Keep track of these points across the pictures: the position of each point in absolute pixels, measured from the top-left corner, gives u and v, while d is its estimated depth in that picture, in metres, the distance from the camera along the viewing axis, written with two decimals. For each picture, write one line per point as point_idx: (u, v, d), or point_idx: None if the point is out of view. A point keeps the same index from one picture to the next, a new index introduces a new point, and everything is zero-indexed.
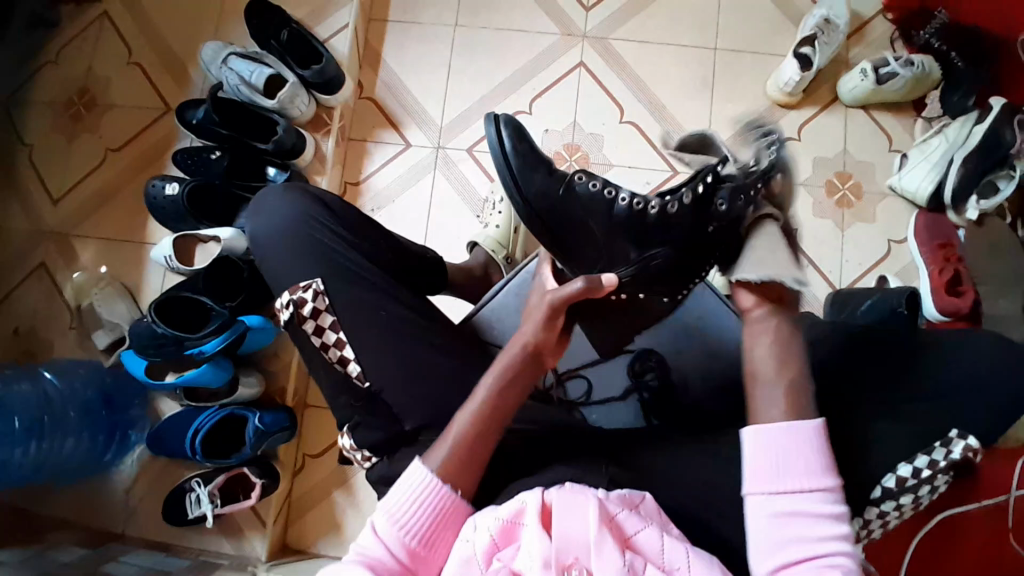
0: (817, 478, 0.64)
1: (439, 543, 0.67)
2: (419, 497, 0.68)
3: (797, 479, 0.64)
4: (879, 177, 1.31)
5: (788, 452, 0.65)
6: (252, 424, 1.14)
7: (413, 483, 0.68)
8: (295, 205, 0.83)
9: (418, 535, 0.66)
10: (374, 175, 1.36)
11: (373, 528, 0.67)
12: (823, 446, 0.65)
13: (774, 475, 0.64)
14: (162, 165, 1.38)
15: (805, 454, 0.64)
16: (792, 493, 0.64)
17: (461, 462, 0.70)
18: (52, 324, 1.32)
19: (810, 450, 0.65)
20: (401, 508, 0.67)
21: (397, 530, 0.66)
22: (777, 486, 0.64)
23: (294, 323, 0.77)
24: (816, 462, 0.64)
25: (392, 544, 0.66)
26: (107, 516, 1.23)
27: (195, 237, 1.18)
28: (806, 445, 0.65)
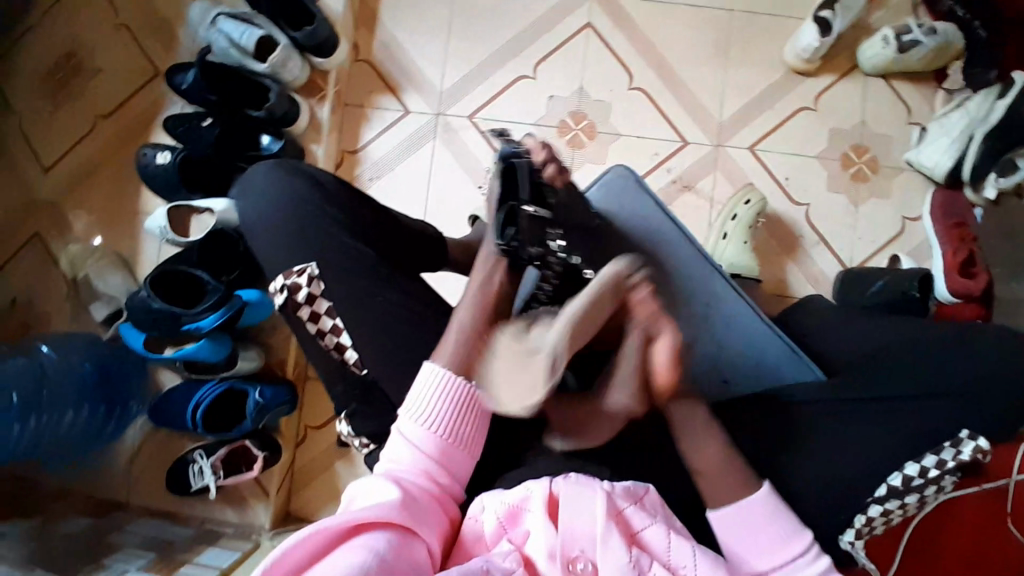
0: (783, 547, 0.65)
1: (461, 436, 0.68)
2: (439, 397, 0.68)
3: (766, 556, 0.65)
4: (896, 151, 1.26)
5: (750, 528, 0.66)
6: (252, 399, 1.13)
7: (428, 382, 0.68)
8: (288, 184, 0.79)
9: (443, 432, 0.67)
10: (372, 143, 1.31)
11: (401, 434, 0.68)
12: (781, 510, 0.66)
13: (746, 554, 0.65)
14: (152, 131, 1.33)
15: (764, 527, 0.66)
16: (768, 573, 0.64)
17: (468, 358, 0.69)
18: (48, 295, 1.30)
19: (770, 519, 0.66)
20: (424, 408, 0.68)
21: (424, 431, 0.67)
22: (761, 565, 0.65)
23: (290, 309, 0.74)
24: (779, 528, 0.66)
25: (421, 448, 0.67)
26: (111, 486, 1.25)
27: (189, 208, 1.14)
28: (760, 519, 0.66)
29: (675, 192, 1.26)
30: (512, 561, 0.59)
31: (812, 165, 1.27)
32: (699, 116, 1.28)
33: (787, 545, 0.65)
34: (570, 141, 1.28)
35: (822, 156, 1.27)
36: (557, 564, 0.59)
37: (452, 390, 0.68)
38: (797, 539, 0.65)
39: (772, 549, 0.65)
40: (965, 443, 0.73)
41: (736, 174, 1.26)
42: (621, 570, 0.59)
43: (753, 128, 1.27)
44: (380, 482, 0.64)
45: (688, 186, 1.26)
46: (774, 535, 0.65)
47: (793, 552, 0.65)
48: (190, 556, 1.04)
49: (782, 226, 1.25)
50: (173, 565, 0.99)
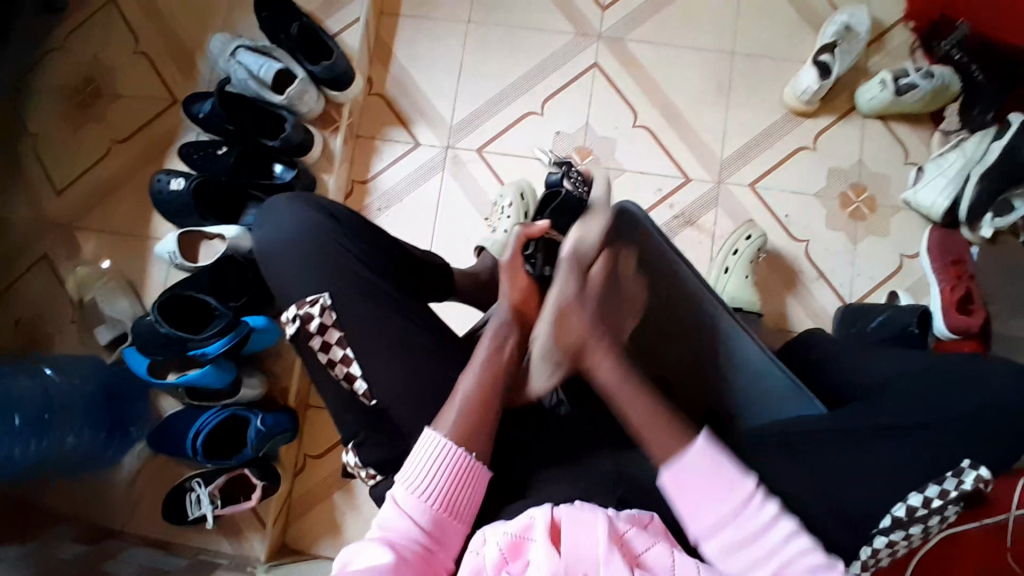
0: (730, 497, 0.66)
1: (456, 506, 0.68)
2: (433, 463, 0.68)
3: (721, 510, 0.66)
4: (894, 190, 1.29)
5: (700, 480, 0.67)
6: (254, 426, 1.13)
7: (425, 450, 0.69)
8: (302, 216, 0.79)
9: (436, 500, 0.67)
10: (381, 174, 1.34)
11: (393, 501, 0.68)
12: (721, 455, 0.68)
13: (702, 514, 0.66)
14: (165, 158, 1.36)
15: (710, 476, 0.67)
16: (724, 527, 0.65)
17: (472, 424, 0.70)
18: (53, 317, 1.31)
19: (713, 470, 0.67)
20: (418, 476, 0.68)
21: (417, 498, 0.67)
22: (709, 515, 0.66)
23: (301, 338, 0.74)
24: (722, 475, 0.67)
25: (415, 513, 0.66)
26: (105, 513, 1.23)
27: (201, 233, 1.17)
28: (703, 473, 0.67)
29: (678, 226, 1.29)
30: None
31: (812, 203, 1.29)
32: (702, 153, 1.31)
33: (732, 490, 0.66)
34: (576, 175, 1.31)
35: (821, 195, 1.30)
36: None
37: (448, 459, 0.68)
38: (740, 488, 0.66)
39: (720, 505, 0.66)
40: (965, 473, 0.74)
41: (737, 210, 1.29)
42: None
43: (754, 166, 1.30)
44: (371, 547, 0.64)
45: (691, 220, 1.29)
46: (716, 486, 0.66)
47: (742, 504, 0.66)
48: None
49: (783, 261, 1.27)
50: None
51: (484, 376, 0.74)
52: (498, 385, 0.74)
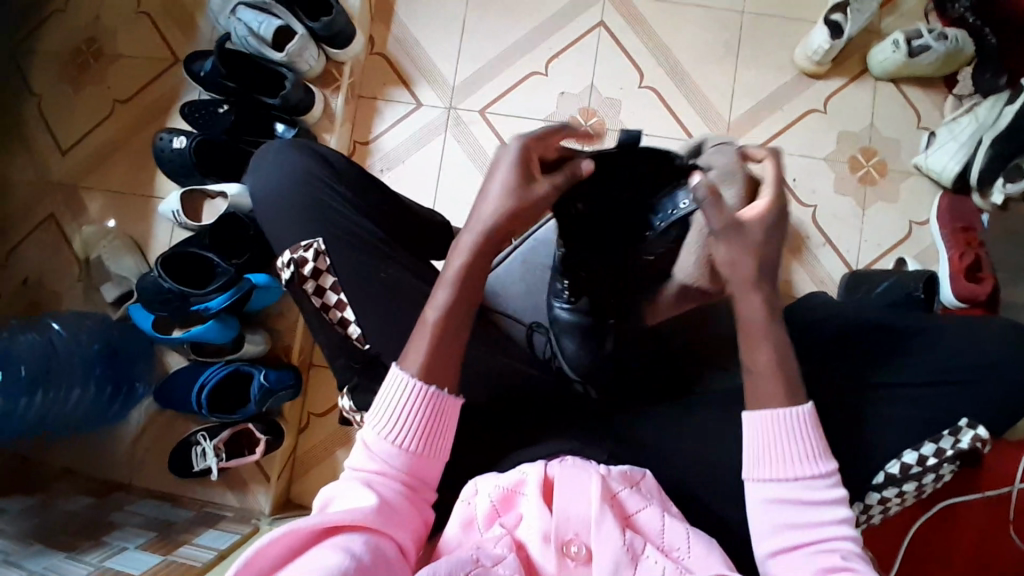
0: (807, 464, 0.65)
1: (434, 444, 0.66)
2: (402, 406, 0.65)
3: (793, 468, 0.65)
4: (904, 155, 1.27)
5: (784, 437, 0.66)
6: (256, 381, 1.15)
7: (394, 392, 0.66)
8: (296, 163, 0.79)
9: (410, 443, 0.65)
10: (383, 135, 1.33)
11: (364, 444, 0.66)
12: (816, 431, 0.66)
13: (772, 462, 0.66)
14: (168, 118, 1.35)
15: (794, 442, 0.65)
16: (787, 481, 0.65)
17: (436, 356, 0.67)
18: (60, 275, 1.32)
19: (803, 436, 0.66)
20: (388, 420, 0.65)
21: (388, 442, 0.65)
22: (778, 475, 0.65)
23: (296, 284, 0.74)
24: (810, 448, 0.65)
25: (387, 458, 0.64)
26: (114, 466, 1.26)
27: (203, 193, 1.18)
28: (794, 432, 0.66)
29: None
30: (503, 547, 0.54)
31: (819, 167, 1.27)
32: (708, 115, 1.29)
33: (813, 463, 0.65)
34: (580, 138, 1.29)
35: (829, 158, 1.27)
36: (550, 547, 0.55)
37: (417, 399, 0.65)
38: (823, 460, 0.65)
39: (798, 472, 0.65)
40: (962, 433, 0.73)
41: None
42: (616, 554, 0.53)
43: (762, 129, 1.28)
44: (352, 489, 0.63)
45: None
46: (797, 452, 0.65)
47: (816, 479, 0.65)
48: (190, 536, 1.07)
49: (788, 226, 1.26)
50: (174, 545, 1.02)
51: (454, 297, 0.69)
52: (466, 309, 0.69)
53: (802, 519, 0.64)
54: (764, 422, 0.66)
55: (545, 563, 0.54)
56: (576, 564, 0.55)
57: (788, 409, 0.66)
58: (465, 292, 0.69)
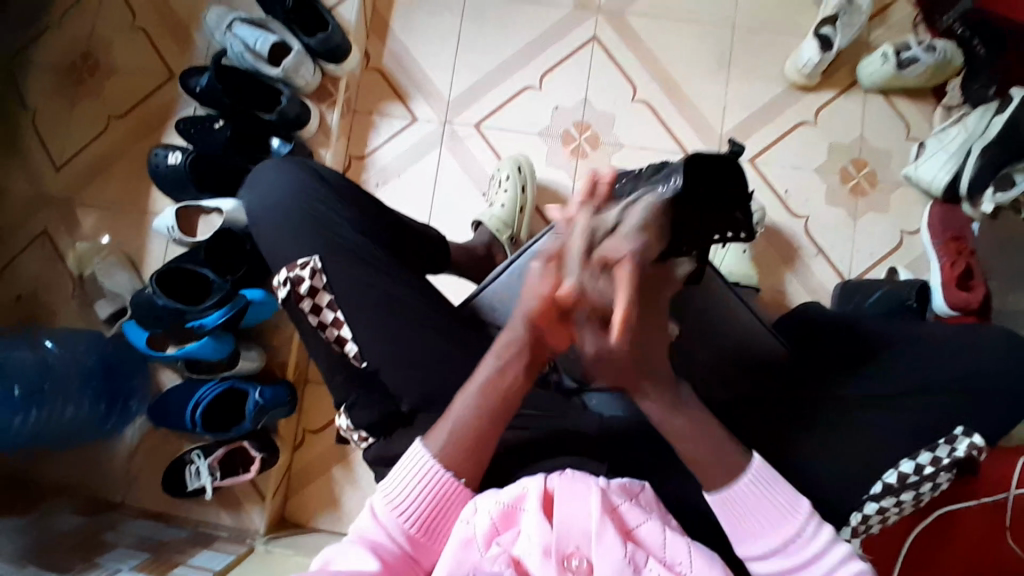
0: (780, 525, 0.63)
1: (438, 531, 0.64)
2: (420, 477, 0.64)
3: (774, 529, 0.63)
4: (895, 166, 1.28)
5: (746, 505, 0.64)
6: (252, 398, 1.14)
7: (414, 464, 0.65)
8: (293, 181, 0.79)
9: (417, 520, 0.63)
10: (378, 149, 1.33)
11: (372, 511, 0.64)
12: (778, 484, 0.65)
13: (756, 531, 0.64)
14: (163, 133, 1.36)
15: (762, 503, 0.64)
16: (778, 547, 0.63)
17: (462, 451, 0.65)
18: (54, 291, 1.32)
19: (765, 495, 0.64)
20: (401, 492, 0.64)
21: (396, 514, 0.63)
22: (761, 532, 0.64)
23: (293, 302, 0.74)
24: (780, 497, 0.64)
25: (391, 529, 0.63)
26: (107, 484, 1.25)
27: (198, 208, 1.18)
28: (757, 493, 0.64)
29: None
30: (500, 564, 0.54)
31: (811, 178, 1.28)
32: (701, 126, 1.30)
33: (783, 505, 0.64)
34: (574, 151, 1.30)
35: (820, 169, 1.29)
36: (551, 561, 0.54)
37: (435, 485, 0.64)
38: (799, 513, 0.63)
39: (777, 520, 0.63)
40: (959, 441, 0.73)
41: None
42: (617, 565, 0.54)
43: (755, 140, 1.30)
44: (353, 551, 0.60)
45: None
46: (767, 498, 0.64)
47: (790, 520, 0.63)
48: (183, 557, 1.06)
49: (781, 236, 1.27)
50: (167, 566, 1.01)
51: (484, 399, 0.67)
52: (494, 417, 0.66)
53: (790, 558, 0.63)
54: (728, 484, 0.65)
55: None
56: None
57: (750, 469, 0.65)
58: (504, 391, 0.67)
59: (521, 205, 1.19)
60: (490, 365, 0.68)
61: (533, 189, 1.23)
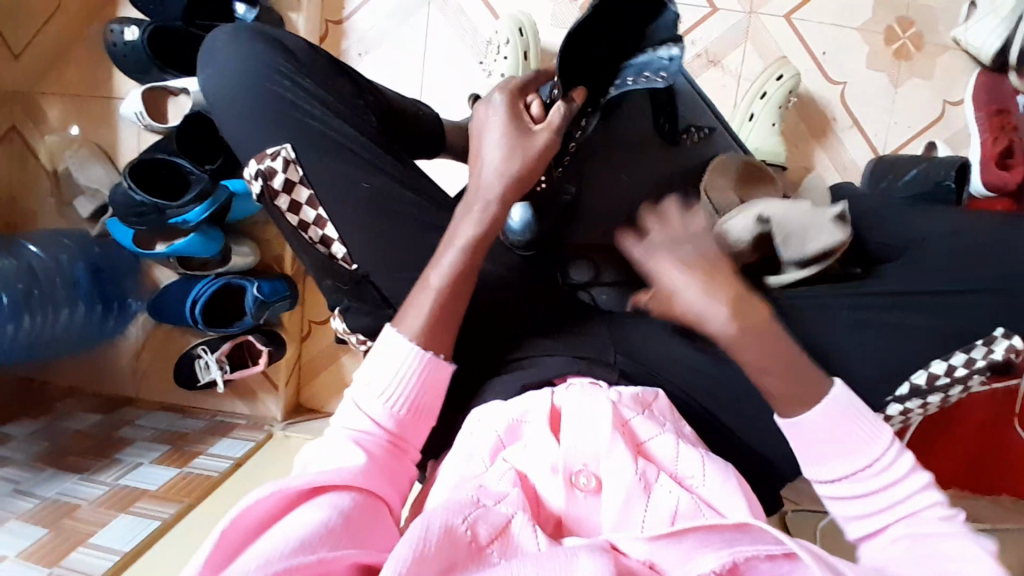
0: (856, 456, 0.53)
1: (424, 411, 0.59)
2: (401, 364, 0.58)
3: (847, 461, 0.53)
4: (945, 26, 1.12)
5: (824, 433, 0.53)
6: (250, 294, 1.10)
7: (391, 353, 0.58)
8: (250, 54, 0.69)
9: (406, 404, 0.58)
10: (357, 12, 1.18)
11: (356, 403, 0.58)
12: (857, 412, 0.53)
13: (827, 457, 0.53)
14: (118, 6, 1.20)
15: (840, 433, 0.53)
16: (847, 476, 0.53)
17: (441, 325, 0.60)
18: (31, 190, 1.25)
19: (845, 423, 0.53)
20: (385, 377, 0.58)
21: (382, 400, 0.57)
22: (838, 468, 0.53)
23: (268, 200, 0.67)
24: (855, 435, 0.53)
25: (379, 416, 0.57)
26: (119, 381, 1.27)
27: (164, 90, 1.08)
28: (837, 424, 0.53)
29: (699, 67, 1.16)
30: (507, 482, 0.51)
31: (850, 40, 1.14)
32: None
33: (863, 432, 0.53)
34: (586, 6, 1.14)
35: (863, 29, 1.13)
36: (558, 478, 0.51)
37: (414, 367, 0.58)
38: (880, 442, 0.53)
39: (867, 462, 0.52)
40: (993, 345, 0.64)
41: (766, 46, 1.15)
42: (627, 481, 0.50)
43: None
44: (339, 445, 0.55)
45: (715, 60, 1.16)
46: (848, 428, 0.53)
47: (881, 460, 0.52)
48: (203, 447, 1.09)
49: (814, 108, 1.16)
50: (188, 457, 1.05)
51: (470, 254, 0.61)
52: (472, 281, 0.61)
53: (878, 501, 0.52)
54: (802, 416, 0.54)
55: (553, 494, 0.51)
56: (586, 494, 0.51)
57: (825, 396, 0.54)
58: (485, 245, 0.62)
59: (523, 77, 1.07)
60: (475, 217, 0.62)
61: (536, 56, 1.09)
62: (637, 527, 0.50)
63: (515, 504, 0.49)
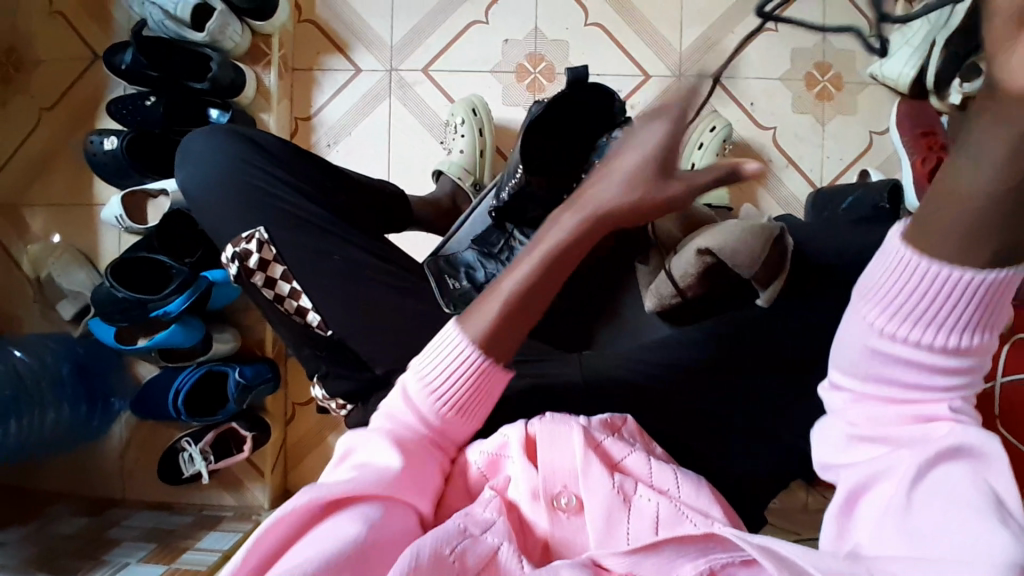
0: (932, 336, 0.39)
1: (473, 413, 0.56)
2: (453, 367, 0.54)
3: (922, 336, 0.39)
4: (860, 67, 1.24)
5: (916, 297, 0.38)
6: (232, 379, 1.11)
7: (451, 343, 0.55)
8: (223, 151, 0.75)
9: (451, 402, 0.55)
10: (324, 107, 1.27)
11: (405, 390, 0.57)
12: (993, 301, 0.37)
13: (898, 321, 0.40)
14: (97, 120, 1.27)
15: (933, 306, 0.38)
16: (905, 350, 0.40)
17: (514, 329, 0.54)
18: (15, 299, 1.27)
19: (964, 305, 0.37)
20: (435, 372, 0.55)
21: (432, 395, 0.55)
22: (886, 332, 0.41)
23: (245, 277, 0.71)
24: (966, 321, 0.38)
25: (424, 409, 0.55)
26: (104, 482, 1.25)
27: (144, 192, 1.15)
28: (943, 296, 0.37)
29: None
30: (492, 511, 0.53)
31: (776, 88, 1.24)
32: (659, 46, 1.24)
33: (941, 333, 0.39)
34: (531, 86, 1.24)
35: (786, 78, 1.24)
36: (540, 503, 0.53)
37: (472, 368, 0.54)
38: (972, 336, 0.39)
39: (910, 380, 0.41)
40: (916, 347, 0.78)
41: None
42: (605, 498, 0.52)
43: (716, 56, 1.24)
44: (377, 440, 0.54)
45: None
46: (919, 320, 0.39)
47: (937, 387, 0.41)
48: (190, 542, 1.07)
49: (750, 152, 1.24)
50: (175, 554, 1.03)
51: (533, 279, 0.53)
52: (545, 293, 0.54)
53: (884, 445, 0.43)
54: (868, 286, 0.41)
55: (536, 518, 0.53)
56: (568, 515, 0.53)
57: (938, 265, 0.36)
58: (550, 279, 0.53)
59: (481, 149, 1.15)
60: (567, 227, 0.52)
61: (491, 131, 1.18)
62: (622, 541, 0.52)
63: (500, 533, 0.50)
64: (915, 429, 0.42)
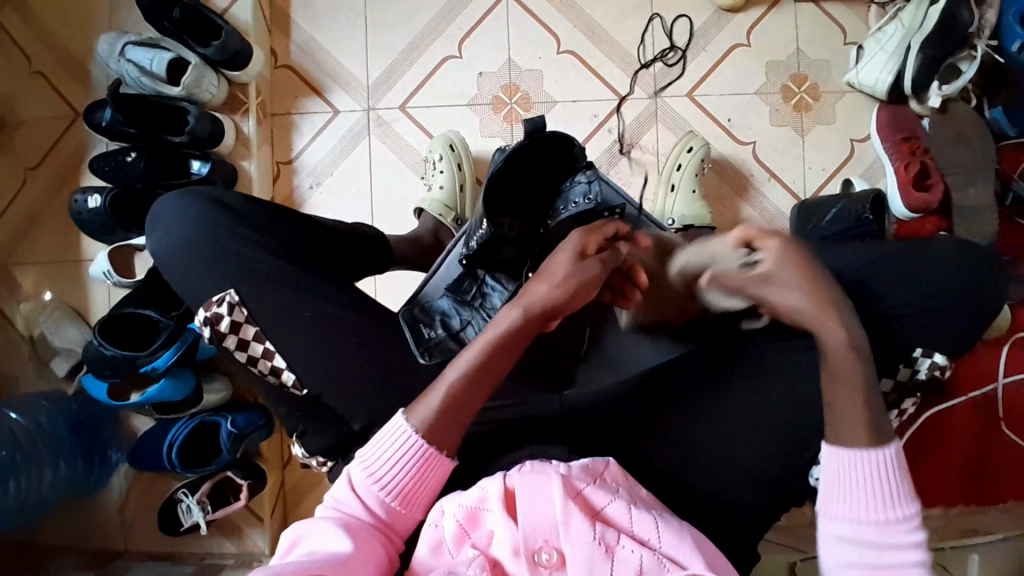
0: (880, 511, 0.61)
1: (416, 500, 0.62)
2: (398, 452, 0.62)
3: (872, 508, 0.61)
4: (836, 75, 1.23)
5: (861, 480, 0.61)
6: (225, 429, 1.11)
7: (395, 434, 0.62)
8: (192, 211, 0.74)
9: (393, 488, 0.61)
10: (304, 150, 1.28)
11: (348, 479, 0.62)
12: (899, 475, 0.61)
13: (855, 503, 0.61)
14: (81, 176, 1.29)
15: (875, 486, 0.61)
16: (869, 523, 0.61)
17: (444, 424, 0.62)
18: (8, 359, 1.28)
19: (887, 478, 0.61)
20: (380, 461, 0.62)
21: (373, 482, 0.61)
22: (851, 510, 0.62)
23: (217, 341, 0.71)
24: (896, 493, 0.61)
25: (367, 498, 0.61)
26: (104, 537, 1.24)
27: (132, 246, 1.18)
28: (875, 474, 0.61)
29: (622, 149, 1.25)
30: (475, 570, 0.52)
31: (753, 102, 1.24)
32: (633, 70, 1.25)
33: (886, 511, 0.61)
34: (507, 116, 1.25)
35: (762, 92, 1.24)
36: (521, 560, 0.53)
37: (415, 453, 0.61)
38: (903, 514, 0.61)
39: (878, 531, 0.60)
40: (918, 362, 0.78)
41: (677, 122, 1.24)
42: (586, 551, 0.52)
43: (690, 74, 1.25)
44: (324, 529, 0.58)
45: (632, 143, 1.24)
46: (870, 511, 0.61)
47: (891, 536, 0.60)
48: None
49: (730, 167, 1.24)
50: None
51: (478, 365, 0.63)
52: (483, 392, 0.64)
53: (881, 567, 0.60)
54: (824, 485, 0.63)
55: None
56: (550, 571, 0.53)
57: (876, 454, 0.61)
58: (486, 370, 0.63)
59: (460, 184, 1.16)
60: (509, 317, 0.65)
61: (470, 165, 1.19)
62: None
63: None
64: (891, 551, 0.60)
